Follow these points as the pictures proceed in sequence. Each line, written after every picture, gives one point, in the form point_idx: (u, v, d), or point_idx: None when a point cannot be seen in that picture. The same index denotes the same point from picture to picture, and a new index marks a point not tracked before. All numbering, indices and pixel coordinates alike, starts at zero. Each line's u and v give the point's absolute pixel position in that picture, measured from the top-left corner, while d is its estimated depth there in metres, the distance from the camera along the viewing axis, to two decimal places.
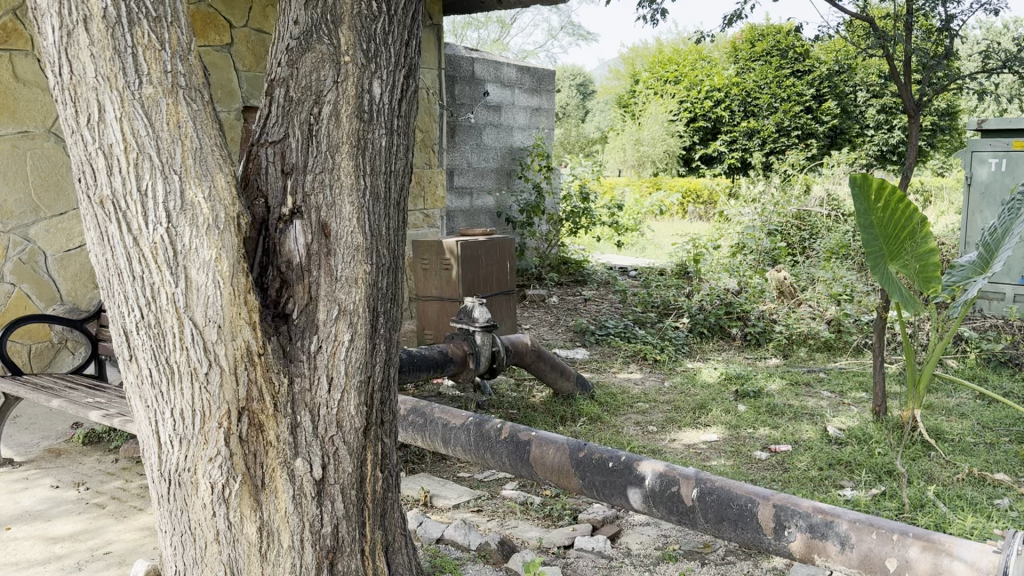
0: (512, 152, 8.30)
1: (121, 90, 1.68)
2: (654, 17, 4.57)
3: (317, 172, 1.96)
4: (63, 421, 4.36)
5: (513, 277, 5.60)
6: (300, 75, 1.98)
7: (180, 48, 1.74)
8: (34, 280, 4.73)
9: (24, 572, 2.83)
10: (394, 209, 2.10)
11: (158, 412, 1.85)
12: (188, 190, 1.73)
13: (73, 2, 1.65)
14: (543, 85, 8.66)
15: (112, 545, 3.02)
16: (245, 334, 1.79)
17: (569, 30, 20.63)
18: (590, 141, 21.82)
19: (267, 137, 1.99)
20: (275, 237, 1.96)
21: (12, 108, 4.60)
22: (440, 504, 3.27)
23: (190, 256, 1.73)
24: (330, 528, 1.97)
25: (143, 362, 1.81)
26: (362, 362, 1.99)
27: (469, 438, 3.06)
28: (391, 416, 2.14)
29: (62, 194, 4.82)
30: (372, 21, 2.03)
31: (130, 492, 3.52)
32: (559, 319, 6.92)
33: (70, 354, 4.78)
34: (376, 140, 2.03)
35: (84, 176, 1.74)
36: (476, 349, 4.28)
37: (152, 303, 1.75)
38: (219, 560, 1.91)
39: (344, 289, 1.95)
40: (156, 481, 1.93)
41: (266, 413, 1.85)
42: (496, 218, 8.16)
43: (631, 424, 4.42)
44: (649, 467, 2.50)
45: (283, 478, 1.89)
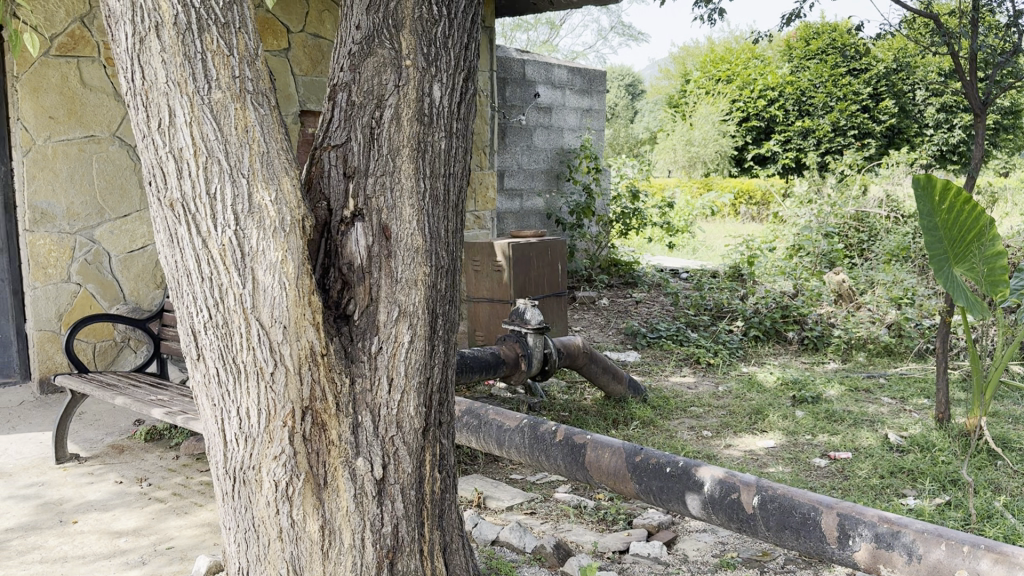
0: (563, 153, 8.28)
1: (191, 95, 1.72)
2: (711, 17, 4.52)
3: (379, 175, 1.97)
4: (126, 418, 4.47)
5: (565, 279, 5.59)
6: (362, 80, 2.01)
7: (247, 54, 1.77)
8: (99, 280, 4.87)
9: (91, 565, 2.91)
10: (453, 211, 2.10)
11: (225, 410, 1.88)
12: (255, 193, 1.75)
13: (145, 10, 1.69)
14: (593, 86, 8.63)
15: (174, 541, 3.09)
16: (310, 334, 1.81)
17: (619, 30, 20.50)
18: (640, 141, 21.65)
19: (329, 141, 2.01)
20: (337, 239, 1.98)
21: (79, 113, 4.74)
22: (493, 506, 3.28)
23: (257, 257, 1.76)
24: (390, 528, 1.98)
25: (210, 361, 1.85)
26: (422, 363, 2.00)
27: (523, 440, 3.06)
28: (449, 417, 2.14)
29: (126, 196, 4.95)
30: (433, 25, 2.05)
31: (191, 488, 3.60)
32: (610, 321, 6.88)
33: (132, 353, 4.91)
34: (436, 142, 2.04)
35: (155, 180, 1.78)
36: (529, 351, 4.28)
37: (220, 304, 1.79)
38: (282, 557, 1.94)
39: (404, 290, 1.96)
40: (221, 478, 1.97)
41: (329, 413, 1.87)
42: (546, 219, 8.15)
43: (685, 429, 4.38)
44: (708, 473, 2.47)
45: (345, 477, 1.90)
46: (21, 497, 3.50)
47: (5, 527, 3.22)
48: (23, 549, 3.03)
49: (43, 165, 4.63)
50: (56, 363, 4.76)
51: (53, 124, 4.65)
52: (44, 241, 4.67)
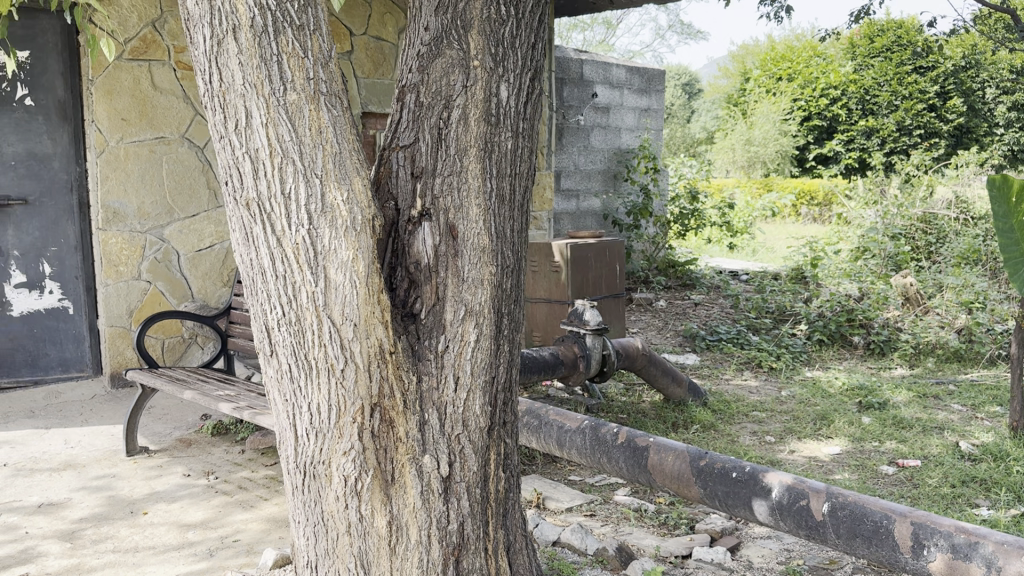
0: (620, 154, 8.23)
1: (267, 96, 1.75)
2: (778, 15, 4.44)
3: (446, 175, 1.99)
4: (193, 412, 4.59)
5: (623, 280, 5.55)
6: (430, 81, 2.02)
7: (321, 55, 1.80)
8: (168, 278, 5.01)
9: (161, 556, 2.99)
10: (519, 211, 2.10)
11: (296, 405, 1.92)
12: (328, 193, 1.78)
13: (224, 13, 1.73)
14: (652, 85, 8.57)
15: (241, 534, 3.16)
16: (379, 332, 1.83)
17: (677, 29, 20.30)
18: (696, 141, 21.39)
19: (398, 141, 2.04)
20: (404, 238, 2.00)
21: (150, 114, 4.87)
22: (553, 506, 3.27)
23: (329, 256, 1.79)
24: (456, 526, 1.99)
25: (283, 357, 1.88)
26: (487, 362, 2.00)
27: (584, 441, 3.04)
28: (513, 416, 2.14)
29: (194, 196, 5.08)
30: (500, 25, 2.06)
31: (256, 482, 3.68)
32: (669, 323, 6.82)
33: (199, 349, 5.02)
34: (503, 142, 2.04)
35: (232, 180, 1.83)
36: (587, 352, 4.29)
37: (293, 301, 1.82)
38: (350, 552, 1.97)
39: (471, 289, 1.97)
40: (291, 473, 2.01)
41: (396, 410, 1.89)
42: (603, 220, 8.11)
43: (747, 434, 4.31)
44: (776, 479, 2.43)
45: (412, 474, 1.92)
46: (95, 488, 3.62)
47: (79, 516, 3.33)
48: (96, 538, 3.13)
49: (116, 166, 4.78)
50: (127, 358, 4.93)
51: (125, 127, 4.80)
52: (116, 239, 4.83)
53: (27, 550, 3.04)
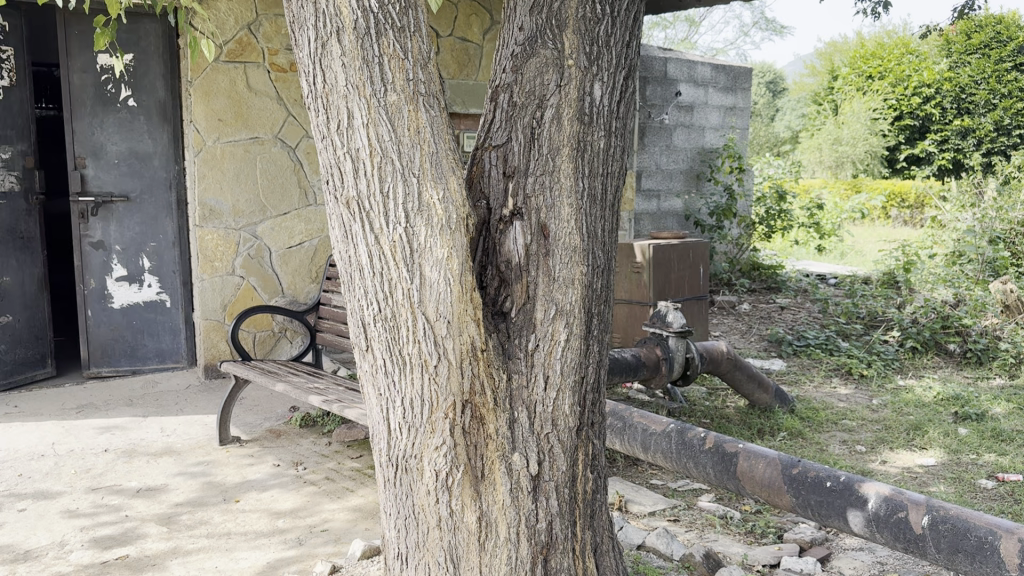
0: (704, 153, 8.11)
1: (368, 98, 1.79)
2: (875, 11, 4.30)
3: (539, 175, 1.99)
4: (282, 404, 4.73)
5: (707, 283, 5.47)
6: (524, 81, 2.03)
7: (420, 57, 1.83)
8: (260, 274, 5.17)
9: (253, 542, 3.08)
10: (610, 211, 2.09)
11: (390, 400, 1.95)
12: (424, 192, 1.81)
13: (328, 16, 1.79)
14: (738, 83, 8.42)
15: (329, 524, 3.23)
16: (471, 329, 1.85)
17: (761, 25, 19.86)
18: (780, 140, 20.89)
19: (491, 141, 2.06)
20: (495, 237, 2.01)
21: (245, 115, 5.04)
22: (635, 510, 3.25)
23: (425, 254, 1.82)
24: (545, 524, 2.00)
25: (378, 352, 1.92)
26: (577, 362, 2.00)
27: (670, 445, 3.02)
28: (601, 417, 2.13)
29: (286, 195, 5.23)
30: (595, 24, 2.05)
31: (342, 474, 3.76)
32: (752, 327, 6.69)
33: (289, 343, 5.22)
34: (596, 141, 2.04)
35: (333, 179, 1.88)
36: (670, 354, 4.23)
37: (389, 298, 1.86)
38: (440, 546, 2.00)
39: (562, 289, 1.97)
40: (383, 465, 2.05)
41: (487, 407, 1.90)
42: (684, 221, 8.01)
43: (836, 442, 4.20)
44: (873, 489, 2.36)
45: (501, 471, 1.93)
46: (190, 475, 3.76)
47: (176, 501, 3.47)
48: (191, 523, 3.25)
49: (213, 165, 4.96)
50: (221, 351, 5.10)
51: (222, 127, 4.97)
52: (211, 236, 5.00)
53: (128, 532, 3.17)
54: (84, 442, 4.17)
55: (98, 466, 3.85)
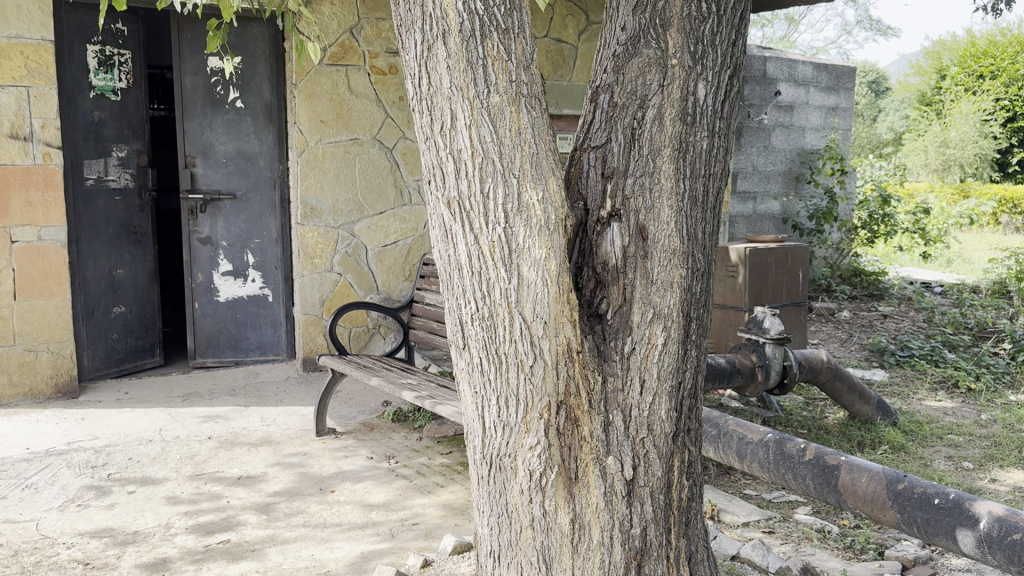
0: (804, 154, 7.87)
1: (472, 99, 1.81)
2: (995, 8, 4.07)
3: (638, 176, 1.96)
4: (375, 399, 4.84)
5: (806, 289, 5.31)
6: (626, 81, 2.02)
7: (524, 59, 1.84)
8: (357, 272, 5.30)
9: (347, 533, 3.16)
10: (711, 213, 2.05)
11: (485, 398, 1.96)
12: (524, 193, 1.82)
13: (435, 19, 1.82)
14: (841, 83, 8.13)
15: (420, 518, 3.28)
16: (568, 331, 1.85)
17: (865, 24, 19.13)
18: (882, 141, 20.11)
19: (590, 142, 2.05)
20: (593, 238, 2.00)
21: (345, 117, 5.17)
22: (728, 520, 3.18)
23: (522, 254, 1.82)
24: (639, 530, 1.98)
25: (475, 350, 1.94)
26: (674, 367, 1.97)
27: (768, 455, 2.94)
28: (698, 424, 2.09)
29: (382, 194, 5.35)
30: (700, 23, 2.01)
31: (433, 469, 3.82)
32: (853, 336, 6.46)
33: (382, 339, 5.34)
34: (698, 142, 2.00)
35: (434, 179, 1.91)
36: (767, 362, 4.14)
37: (487, 297, 1.87)
38: (533, 546, 2.00)
39: (659, 292, 1.94)
40: (477, 463, 2.06)
41: (582, 409, 1.89)
42: (782, 224, 7.78)
43: (941, 458, 4.01)
44: (986, 508, 2.24)
45: (595, 474, 1.92)
46: (287, 465, 3.88)
47: (274, 490, 3.58)
48: (289, 512, 3.36)
49: (315, 165, 5.11)
50: (318, 345, 5.25)
51: (324, 128, 5.11)
52: (312, 233, 5.15)
53: (229, 518, 3.30)
54: (189, 429, 4.36)
55: (201, 453, 4.02)
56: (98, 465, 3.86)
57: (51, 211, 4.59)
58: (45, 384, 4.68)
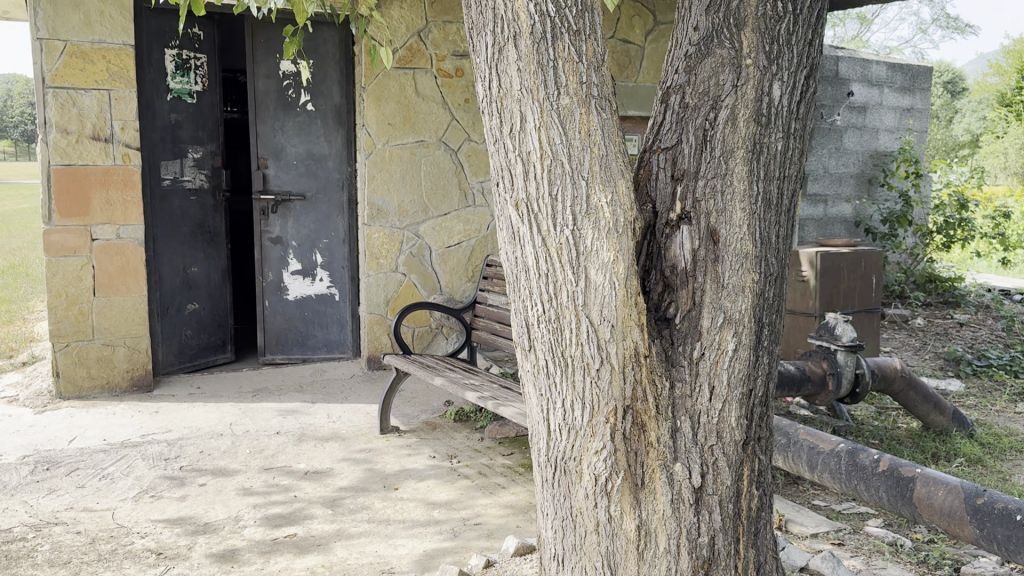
0: (877, 157, 7.65)
1: (542, 101, 1.81)
2: None
3: (710, 178, 1.93)
4: (437, 398, 4.88)
5: (880, 295, 5.12)
6: (698, 81, 1.98)
7: (595, 60, 1.83)
8: (421, 272, 5.34)
9: (410, 530, 3.18)
10: (785, 217, 2.00)
11: (550, 400, 1.95)
12: (593, 195, 1.81)
13: (507, 21, 1.81)
14: (916, 83, 7.88)
15: (482, 518, 3.29)
16: (635, 335, 1.83)
17: (942, 23, 18.53)
18: (958, 144, 19.45)
19: (660, 143, 2.02)
20: (662, 241, 1.97)
21: (412, 119, 5.22)
22: (796, 530, 3.10)
23: (591, 256, 1.81)
24: (707, 539, 1.95)
25: (541, 352, 1.93)
26: (745, 374, 1.93)
27: (839, 466, 2.87)
28: (768, 433, 2.04)
29: (447, 196, 5.38)
30: (776, 22, 1.97)
31: (495, 470, 3.82)
32: (927, 344, 6.25)
33: (445, 339, 5.38)
34: (772, 144, 1.95)
35: (503, 181, 1.90)
36: (838, 369, 4.03)
37: (554, 299, 1.86)
38: (598, 551, 1.97)
39: (730, 296, 1.90)
40: (542, 465, 2.05)
41: (649, 414, 1.87)
42: (854, 228, 7.58)
43: (1021, 472, 3.85)
44: None
45: (662, 480, 1.90)
46: (352, 461, 3.92)
47: (340, 485, 3.63)
48: (354, 508, 3.40)
49: (381, 167, 5.18)
50: (383, 343, 5.31)
51: (391, 130, 5.17)
52: (378, 234, 5.21)
53: (296, 512, 3.35)
54: (258, 424, 4.45)
55: (270, 447, 4.10)
56: (171, 458, 3.96)
57: (130, 211, 4.74)
58: (121, 377, 4.83)
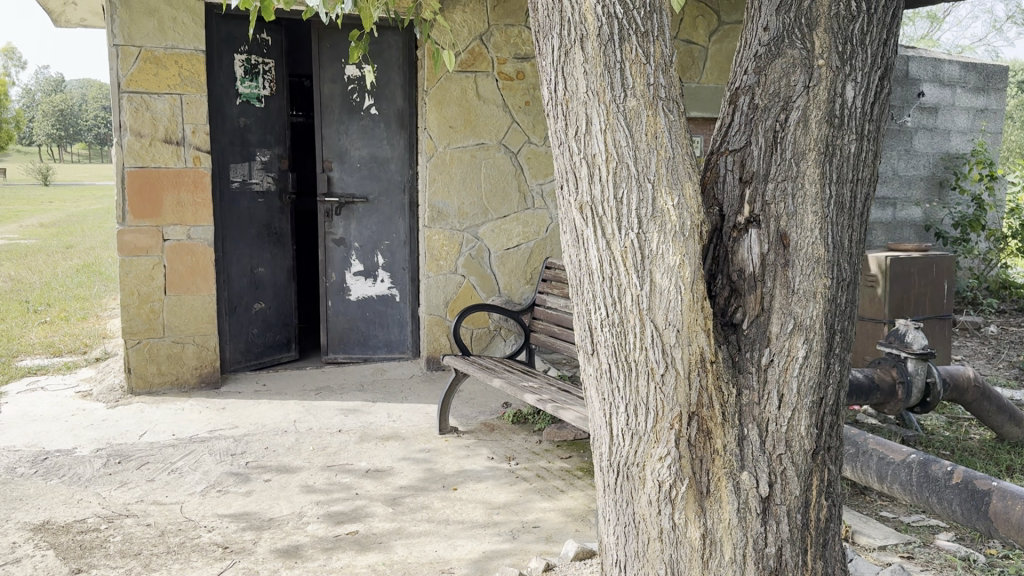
0: (949, 158, 7.41)
1: (608, 103, 1.79)
2: None
3: (780, 180, 1.89)
4: (496, 400, 4.89)
5: (952, 301, 4.99)
6: (768, 82, 1.95)
7: (663, 61, 1.81)
8: (480, 274, 5.37)
9: (469, 531, 3.19)
10: (858, 221, 1.95)
11: (613, 405, 1.93)
12: (659, 198, 1.79)
13: (574, 24, 1.81)
14: (991, 83, 7.60)
15: (541, 521, 3.29)
16: (701, 340, 1.81)
17: None
18: None
19: (727, 145, 1.99)
20: (729, 244, 1.94)
21: (473, 122, 5.24)
22: (863, 542, 3.02)
23: (656, 260, 1.79)
24: (774, 549, 1.91)
25: (604, 356, 1.91)
26: (815, 382, 1.89)
27: (911, 477, 2.78)
28: (839, 442, 1.99)
29: (507, 198, 5.39)
30: (849, 22, 1.92)
31: (553, 473, 3.82)
32: (1001, 353, 6.03)
33: (503, 341, 5.40)
34: (846, 146, 1.90)
35: (568, 184, 1.90)
36: (908, 378, 3.91)
37: (618, 303, 1.85)
38: (661, 558, 1.95)
39: (801, 302, 1.85)
40: (604, 471, 2.03)
41: (715, 421, 1.84)
42: (924, 232, 7.38)
43: None
44: None
45: (728, 489, 1.86)
46: (412, 460, 3.96)
47: (400, 484, 3.66)
48: (414, 507, 3.43)
49: (442, 169, 5.21)
50: (442, 344, 5.35)
51: (452, 133, 5.20)
52: (438, 236, 5.25)
53: (357, 510, 3.40)
54: (321, 422, 4.52)
55: (332, 445, 4.16)
56: (237, 453, 4.05)
57: (200, 212, 4.86)
58: (190, 374, 4.96)
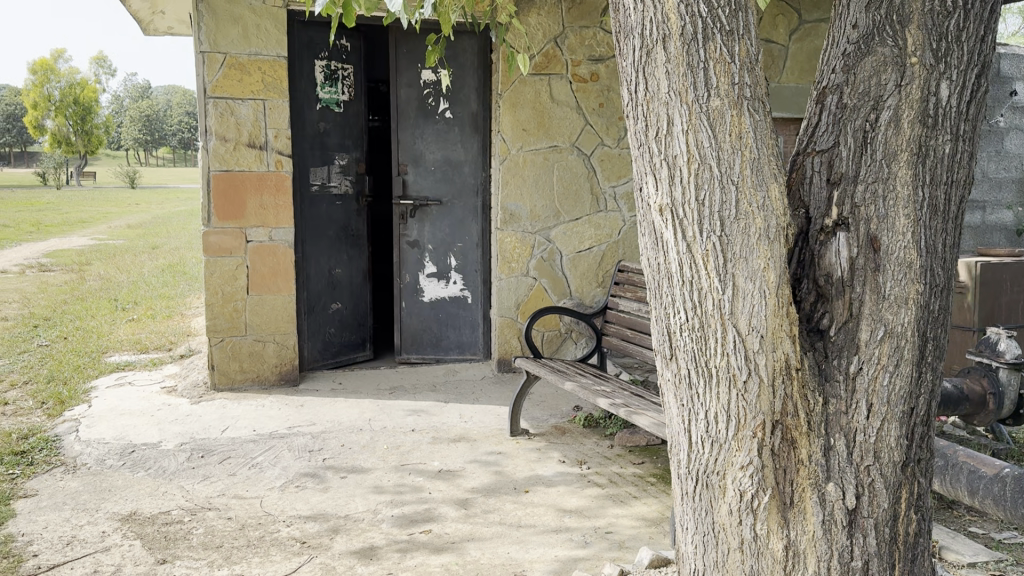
0: None
1: (690, 104, 1.76)
2: None
3: (870, 182, 1.83)
4: (567, 403, 4.88)
5: None
6: (857, 81, 1.88)
7: (748, 60, 1.77)
8: (551, 276, 5.36)
9: (541, 536, 3.19)
10: (953, 225, 1.87)
11: (692, 411, 1.89)
12: (742, 200, 1.75)
13: (656, 23, 1.78)
14: None
15: (614, 527, 3.26)
16: (786, 346, 1.77)
17: None
18: None
19: (814, 146, 1.94)
20: (815, 248, 1.89)
21: (547, 125, 5.24)
22: (951, 558, 2.91)
23: (739, 264, 1.76)
24: (861, 563, 1.85)
25: (683, 361, 1.87)
26: (906, 391, 1.82)
27: (1004, 492, 2.66)
28: (929, 454, 1.91)
29: (579, 201, 5.37)
30: (945, 17, 1.84)
31: (626, 478, 3.78)
32: None
33: (574, 344, 5.38)
34: (940, 146, 1.83)
35: (648, 186, 1.87)
36: (1000, 388, 3.75)
37: (698, 308, 1.81)
38: (741, 569, 1.90)
39: (892, 308, 1.79)
40: (682, 478, 1.99)
41: (800, 430, 1.80)
42: (1016, 237, 7.08)
43: None
44: None
45: (813, 500, 1.82)
46: (484, 462, 3.98)
47: (472, 486, 3.69)
48: (486, 509, 3.44)
49: (515, 172, 5.23)
50: (513, 346, 5.36)
51: (525, 136, 5.21)
52: (510, 238, 5.27)
53: (430, 510, 3.43)
54: (394, 421, 4.58)
55: (405, 444, 4.21)
56: (315, 450, 4.14)
57: (281, 214, 4.98)
58: (269, 371, 5.08)
